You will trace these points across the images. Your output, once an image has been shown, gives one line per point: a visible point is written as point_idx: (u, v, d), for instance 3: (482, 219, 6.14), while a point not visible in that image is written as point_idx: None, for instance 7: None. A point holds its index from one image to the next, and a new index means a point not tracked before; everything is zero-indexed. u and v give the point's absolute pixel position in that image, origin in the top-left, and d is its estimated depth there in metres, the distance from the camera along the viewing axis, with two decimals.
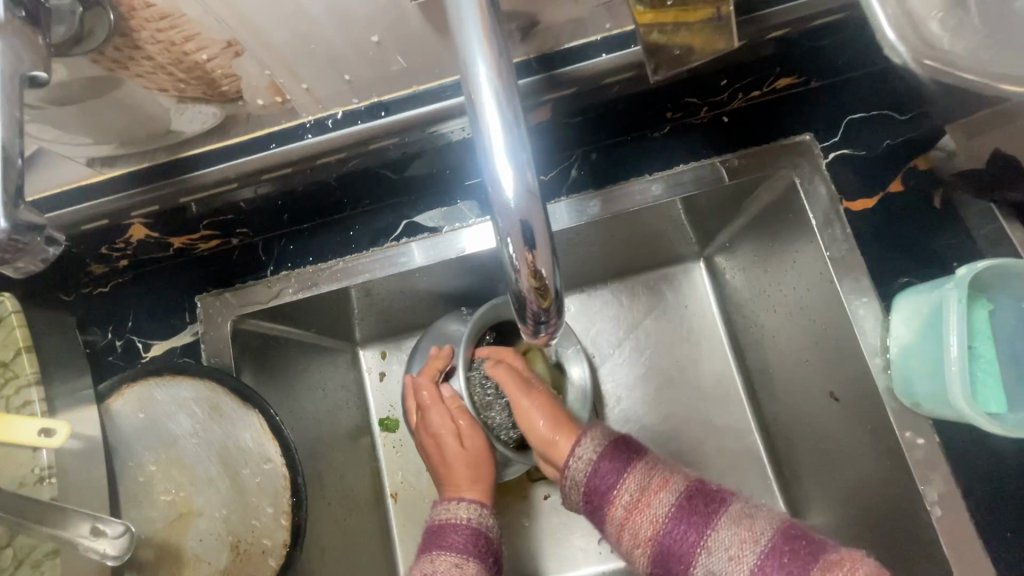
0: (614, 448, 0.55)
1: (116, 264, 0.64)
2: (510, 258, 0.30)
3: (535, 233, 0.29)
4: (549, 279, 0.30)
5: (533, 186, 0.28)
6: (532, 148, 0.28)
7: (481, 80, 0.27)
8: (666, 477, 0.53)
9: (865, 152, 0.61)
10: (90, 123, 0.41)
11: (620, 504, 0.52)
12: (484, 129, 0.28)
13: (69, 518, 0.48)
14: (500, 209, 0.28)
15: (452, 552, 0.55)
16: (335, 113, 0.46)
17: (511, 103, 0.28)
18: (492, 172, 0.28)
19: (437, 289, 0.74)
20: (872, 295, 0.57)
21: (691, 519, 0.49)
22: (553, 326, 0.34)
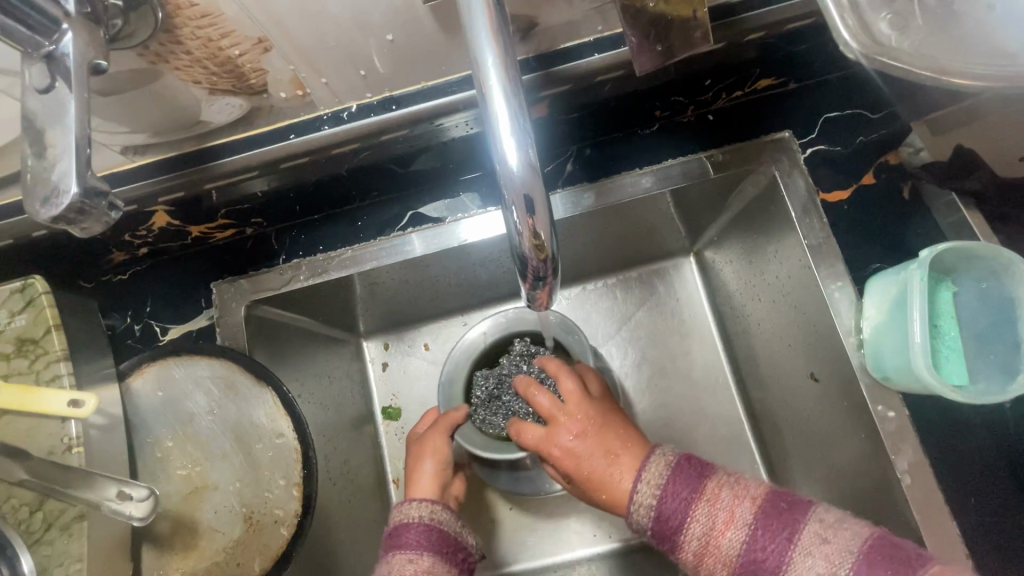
0: (681, 471, 0.53)
1: (137, 251, 0.68)
2: (514, 222, 0.34)
3: (535, 201, 0.33)
4: (548, 238, 0.34)
5: (533, 161, 0.32)
6: (532, 129, 0.32)
7: (489, 68, 0.31)
8: (740, 497, 0.50)
9: (841, 147, 0.66)
10: (128, 112, 0.45)
11: (695, 535, 0.50)
12: (491, 111, 0.32)
13: (97, 483, 0.51)
14: (506, 180, 0.33)
15: (406, 551, 0.54)
16: (350, 106, 0.50)
17: (514, 89, 0.32)
18: (497, 147, 0.32)
19: (440, 280, 0.78)
20: (847, 280, 0.62)
21: (768, 548, 0.47)
22: (551, 282, 0.38)
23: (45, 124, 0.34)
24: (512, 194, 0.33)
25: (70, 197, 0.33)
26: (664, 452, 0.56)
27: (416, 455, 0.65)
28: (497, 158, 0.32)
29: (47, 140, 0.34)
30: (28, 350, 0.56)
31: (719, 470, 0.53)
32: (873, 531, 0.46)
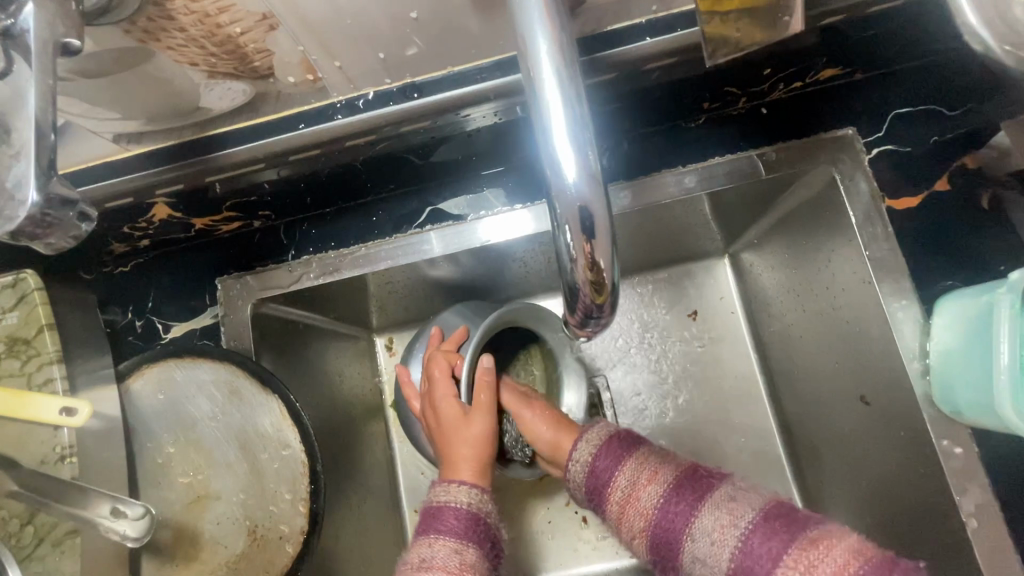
0: (608, 445, 0.58)
1: (138, 243, 0.63)
2: (567, 247, 0.28)
3: (596, 219, 0.27)
4: (609, 271, 0.29)
5: (595, 170, 0.27)
6: (594, 130, 0.27)
7: (542, 57, 0.26)
8: (664, 466, 0.55)
9: (911, 148, 0.59)
10: (119, 97, 0.40)
11: (615, 497, 0.55)
12: (543, 110, 0.26)
13: (90, 499, 0.47)
14: (560, 193, 0.27)
15: (451, 538, 0.52)
16: (367, 93, 0.44)
17: (574, 81, 0.26)
18: (551, 154, 0.26)
19: (457, 279, 0.73)
20: (913, 298, 0.56)
21: (681, 509, 0.51)
22: (603, 324, 0.32)
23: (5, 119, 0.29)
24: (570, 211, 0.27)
25: (30, 207, 0.28)
26: (605, 424, 0.61)
27: (450, 429, 0.59)
28: (551, 167, 0.27)
29: (9, 137, 0.29)
30: (19, 351, 0.52)
31: (649, 444, 0.57)
32: (779, 499, 0.50)
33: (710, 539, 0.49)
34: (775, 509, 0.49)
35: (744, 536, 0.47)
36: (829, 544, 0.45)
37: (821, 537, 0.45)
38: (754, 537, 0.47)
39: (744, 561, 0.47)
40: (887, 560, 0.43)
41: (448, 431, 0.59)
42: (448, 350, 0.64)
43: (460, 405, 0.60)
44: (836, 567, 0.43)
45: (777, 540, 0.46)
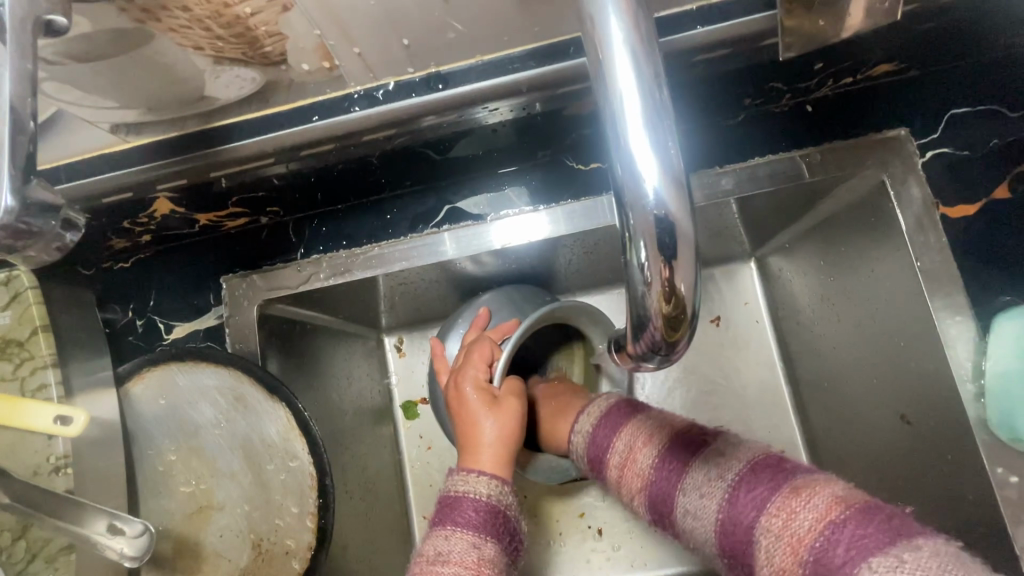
0: (609, 415, 0.58)
1: (139, 239, 0.60)
2: (641, 267, 0.25)
3: (676, 220, 0.24)
4: (689, 305, 0.26)
5: (675, 165, 0.24)
6: (675, 122, 0.24)
7: (615, 38, 0.23)
8: (662, 428, 0.53)
9: (968, 152, 0.55)
10: (117, 84, 0.36)
11: (614, 462, 0.54)
12: (617, 100, 0.23)
13: (86, 515, 0.45)
14: (632, 193, 0.24)
15: (469, 531, 0.48)
16: (386, 83, 0.41)
17: (653, 68, 0.24)
18: (626, 145, 0.23)
19: (473, 280, 0.69)
20: (967, 314, 0.52)
21: (674, 468, 0.49)
22: (668, 362, 0.29)
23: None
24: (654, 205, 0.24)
25: (3, 214, 0.25)
26: (607, 397, 0.61)
27: (473, 416, 0.56)
28: (626, 160, 0.24)
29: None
30: (11, 353, 0.49)
31: (651, 410, 0.56)
32: (771, 451, 0.46)
33: (699, 494, 0.47)
34: (762, 461, 0.45)
35: (729, 487, 0.45)
36: (810, 493, 0.40)
37: (806, 484, 0.41)
38: (738, 491, 0.44)
39: (730, 515, 0.43)
40: (875, 506, 0.38)
41: (472, 415, 0.56)
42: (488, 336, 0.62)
43: (489, 391, 0.57)
44: (815, 514, 0.38)
45: (759, 490, 0.43)
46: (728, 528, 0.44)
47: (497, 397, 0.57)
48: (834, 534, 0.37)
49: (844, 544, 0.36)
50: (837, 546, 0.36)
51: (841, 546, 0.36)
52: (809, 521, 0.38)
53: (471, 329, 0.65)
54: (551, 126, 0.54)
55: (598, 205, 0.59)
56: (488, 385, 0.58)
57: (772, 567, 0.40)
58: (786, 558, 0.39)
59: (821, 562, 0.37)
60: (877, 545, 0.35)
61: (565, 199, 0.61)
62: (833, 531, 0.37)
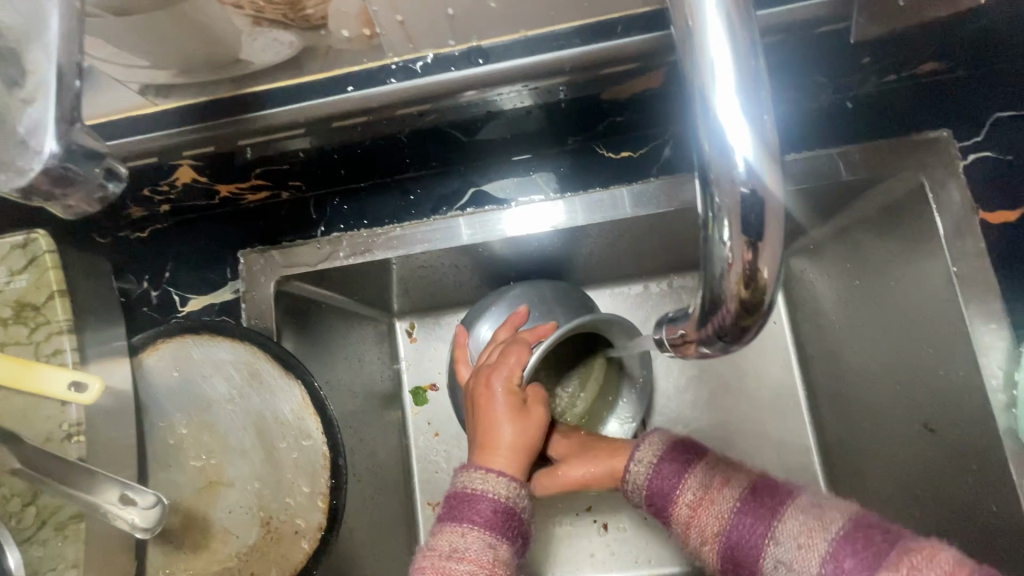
0: (672, 450, 0.54)
1: (157, 208, 0.59)
2: (722, 246, 0.24)
3: (769, 194, 0.23)
4: (769, 288, 0.25)
5: (769, 137, 0.23)
6: (767, 92, 0.23)
7: (710, 4, 0.23)
8: (735, 475, 0.50)
9: (1011, 156, 0.54)
10: (150, 42, 0.35)
11: (684, 502, 0.50)
12: (710, 67, 0.23)
13: (98, 484, 0.44)
14: (719, 165, 0.23)
15: (485, 530, 0.47)
16: (426, 55, 0.39)
17: (748, 34, 0.23)
18: (717, 118, 0.23)
19: (491, 267, 0.68)
20: (1002, 322, 0.51)
21: (758, 515, 0.46)
22: (733, 347, 0.28)
23: (13, 51, 0.25)
24: (747, 178, 0.23)
25: (47, 159, 0.24)
26: (657, 432, 0.56)
27: (494, 416, 0.54)
28: (715, 133, 0.23)
29: (20, 83, 0.24)
30: (27, 317, 0.48)
31: (712, 455, 0.53)
32: (864, 509, 0.45)
33: (795, 544, 0.43)
34: (857, 522, 0.43)
35: (834, 544, 0.42)
36: (928, 555, 0.39)
37: (920, 549, 0.40)
38: (842, 553, 0.41)
39: (840, 567, 0.41)
40: (989, 575, 0.38)
41: (495, 417, 0.55)
42: (523, 336, 0.60)
43: (517, 396, 0.56)
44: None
45: (869, 554, 0.41)
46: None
47: (523, 403, 0.56)
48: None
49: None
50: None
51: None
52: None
53: (504, 326, 0.63)
54: (585, 111, 0.52)
55: (623, 196, 0.58)
56: (518, 390, 0.56)
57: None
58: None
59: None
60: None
61: (592, 187, 0.60)
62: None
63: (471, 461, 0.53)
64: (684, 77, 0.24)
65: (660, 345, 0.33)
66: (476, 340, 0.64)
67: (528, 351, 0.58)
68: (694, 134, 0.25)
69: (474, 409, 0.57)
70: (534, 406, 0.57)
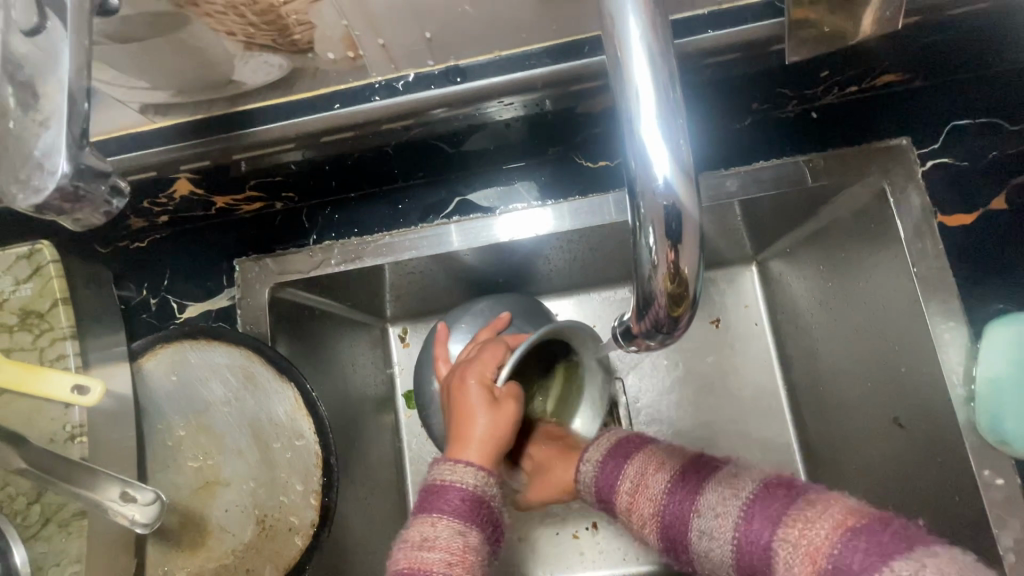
0: (615, 449, 0.58)
1: (156, 219, 0.62)
2: (649, 250, 0.27)
3: (686, 210, 0.26)
4: (691, 284, 0.28)
5: (686, 157, 0.26)
6: (686, 116, 0.26)
7: (633, 36, 0.25)
8: (670, 456, 0.54)
9: (968, 162, 0.57)
10: (149, 66, 0.37)
11: (624, 492, 0.55)
12: (633, 96, 0.26)
13: (99, 482, 0.46)
14: (644, 184, 0.26)
15: (454, 518, 0.49)
16: (407, 74, 0.42)
17: (667, 65, 0.26)
18: (641, 139, 0.26)
19: (479, 272, 0.71)
20: (960, 320, 0.54)
21: (686, 492, 0.50)
22: (673, 338, 0.31)
23: (28, 81, 0.27)
24: (665, 193, 0.26)
25: (59, 178, 0.26)
26: (610, 433, 0.61)
27: (468, 409, 0.55)
28: (640, 153, 0.26)
29: (30, 109, 0.27)
30: (32, 324, 0.51)
31: (651, 443, 0.58)
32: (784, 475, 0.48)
33: (714, 515, 0.47)
34: (773, 484, 0.46)
35: (744, 505, 0.46)
36: (822, 508, 0.42)
37: (818, 500, 0.43)
38: (751, 512, 0.45)
39: (746, 538, 0.44)
40: (885, 520, 0.39)
41: (470, 409, 0.55)
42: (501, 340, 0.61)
43: (491, 391, 0.56)
44: (832, 523, 0.40)
45: (775, 506, 0.44)
46: (746, 553, 0.44)
47: (498, 397, 0.56)
48: (852, 542, 0.39)
49: (863, 551, 0.38)
50: (855, 553, 0.38)
51: (858, 554, 0.38)
52: (825, 530, 0.40)
53: (485, 329, 0.66)
54: (561, 123, 0.55)
55: (606, 202, 0.61)
56: (492, 385, 0.56)
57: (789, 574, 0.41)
58: (804, 566, 0.40)
59: (840, 568, 0.38)
60: (891, 551, 0.37)
61: (573, 195, 0.62)
62: (849, 538, 0.39)
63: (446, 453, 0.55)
64: (616, 100, 0.27)
65: (618, 341, 0.36)
66: (455, 339, 0.66)
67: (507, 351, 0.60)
68: (624, 152, 0.27)
69: (450, 401, 0.58)
70: (509, 402, 0.57)
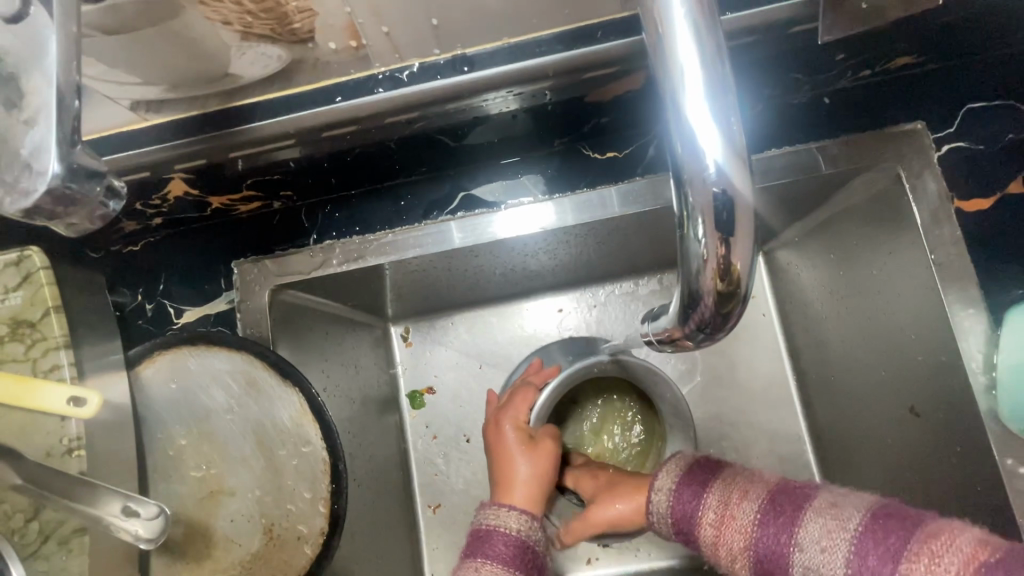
0: (691, 473, 0.54)
1: (149, 221, 0.59)
2: (697, 243, 0.26)
3: (739, 196, 0.25)
4: (743, 280, 0.26)
5: (737, 137, 0.24)
6: (735, 94, 0.25)
7: (677, 11, 0.24)
8: (754, 484, 0.50)
9: (982, 146, 0.56)
10: (139, 60, 0.35)
11: (707, 523, 0.50)
12: (678, 75, 0.24)
13: (100, 496, 0.44)
14: (694, 168, 0.24)
15: (498, 564, 0.50)
16: (412, 64, 0.40)
17: (714, 39, 0.24)
18: (688, 120, 0.24)
19: (486, 269, 0.69)
20: (980, 306, 0.53)
21: (781, 518, 0.46)
22: (715, 335, 0.30)
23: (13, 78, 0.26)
24: (717, 178, 0.24)
25: (50, 180, 0.25)
26: (680, 456, 0.57)
27: (508, 455, 0.60)
28: (688, 135, 0.24)
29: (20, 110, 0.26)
30: (23, 334, 0.48)
31: (731, 470, 0.53)
32: (883, 498, 0.45)
33: (818, 547, 0.43)
34: (877, 518, 0.42)
35: (856, 539, 0.42)
36: (949, 538, 0.39)
37: (939, 530, 0.40)
38: (864, 548, 0.41)
39: (862, 571, 0.41)
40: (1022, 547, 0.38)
41: (510, 454, 0.60)
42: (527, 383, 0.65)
43: (526, 433, 0.61)
44: (963, 557, 0.38)
45: (891, 539, 0.41)
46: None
47: (533, 438, 0.61)
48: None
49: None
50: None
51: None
52: (956, 564, 0.38)
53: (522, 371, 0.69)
54: (568, 113, 0.54)
55: (611, 195, 0.59)
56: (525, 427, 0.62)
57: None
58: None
59: None
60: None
61: (580, 188, 0.61)
62: (987, 573, 0.36)
63: (493, 499, 0.58)
64: (656, 81, 0.25)
65: (647, 338, 0.35)
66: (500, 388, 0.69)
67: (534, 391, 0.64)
68: (667, 137, 0.26)
69: (491, 448, 0.62)
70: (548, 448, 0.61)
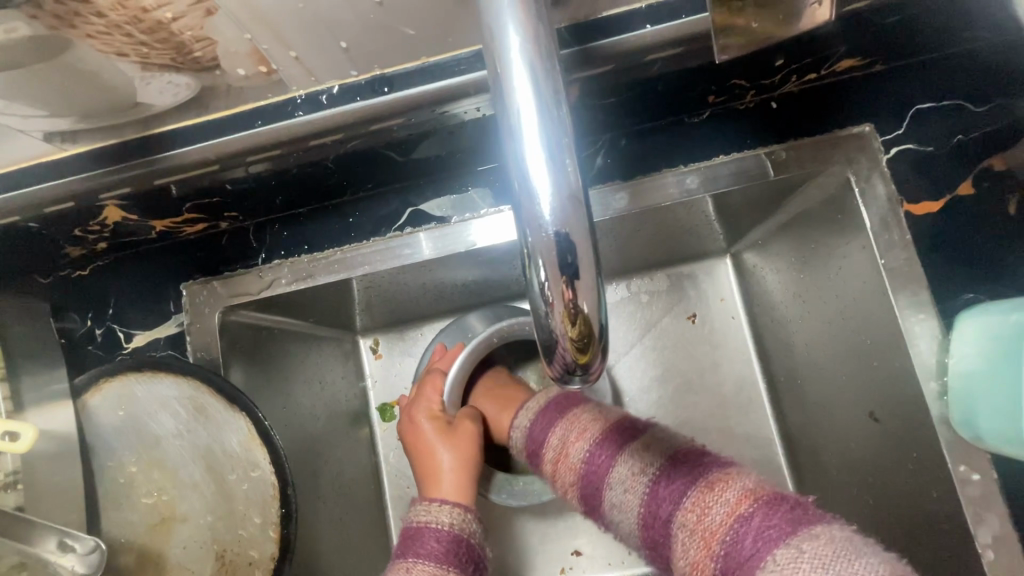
0: (549, 409, 0.59)
1: (94, 246, 0.58)
2: (542, 287, 0.27)
3: (573, 237, 0.26)
4: (593, 323, 0.27)
5: (569, 177, 0.26)
6: (573, 135, 0.26)
7: (514, 59, 0.25)
8: (592, 422, 0.55)
9: (933, 147, 0.55)
10: (42, 93, 0.35)
11: (549, 451, 0.56)
12: (514, 117, 0.25)
13: (35, 532, 0.44)
14: (529, 204, 0.26)
15: (431, 562, 0.50)
16: (330, 87, 0.39)
17: (552, 85, 0.26)
18: (525, 158, 0.25)
19: (444, 281, 0.68)
20: (931, 312, 0.53)
21: (604, 454, 0.51)
22: (589, 376, 0.30)
23: None
24: (551, 216, 0.25)
25: None
26: (549, 392, 0.62)
27: (428, 447, 0.61)
28: (524, 173, 0.26)
29: None
30: None
31: (580, 403, 0.58)
32: (704, 448, 0.48)
33: (622, 488, 0.49)
34: (682, 458, 0.47)
35: (650, 483, 0.47)
36: (723, 488, 0.43)
37: (718, 479, 0.44)
38: (658, 484, 0.46)
39: (648, 509, 0.46)
40: (779, 497, 0.41)
41: (429, 445, 0.61)
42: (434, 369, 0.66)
43: (441, 421, 0.63)
44: (727, 508, 0.41)
45: (677, 483, 0.45)
46: (648, 523, 0.46)
47: (450, 425, 0.63)
48: (743, 525, 0.40)
49: (751, 536, 0.39)
50: (745, 538, 0.39)
51: (748, 538, 0.39)
52: (721, 515, 0.41)
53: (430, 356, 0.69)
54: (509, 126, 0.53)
55: None
56: (440, 415, 0.63)
57: (686, 557, 0.42)
58: (699, 551, 0.41)
59: (729, 553, 0.39)
60: (780, 536, 0.38)
61: None
62: (740, 524, 0.40)
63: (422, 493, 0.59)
64: (501, 123, 0.27)
65: None
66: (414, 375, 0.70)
67: (443, 376, 0.65)
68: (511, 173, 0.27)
69: (411, 444, 0.64)
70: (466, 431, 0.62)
